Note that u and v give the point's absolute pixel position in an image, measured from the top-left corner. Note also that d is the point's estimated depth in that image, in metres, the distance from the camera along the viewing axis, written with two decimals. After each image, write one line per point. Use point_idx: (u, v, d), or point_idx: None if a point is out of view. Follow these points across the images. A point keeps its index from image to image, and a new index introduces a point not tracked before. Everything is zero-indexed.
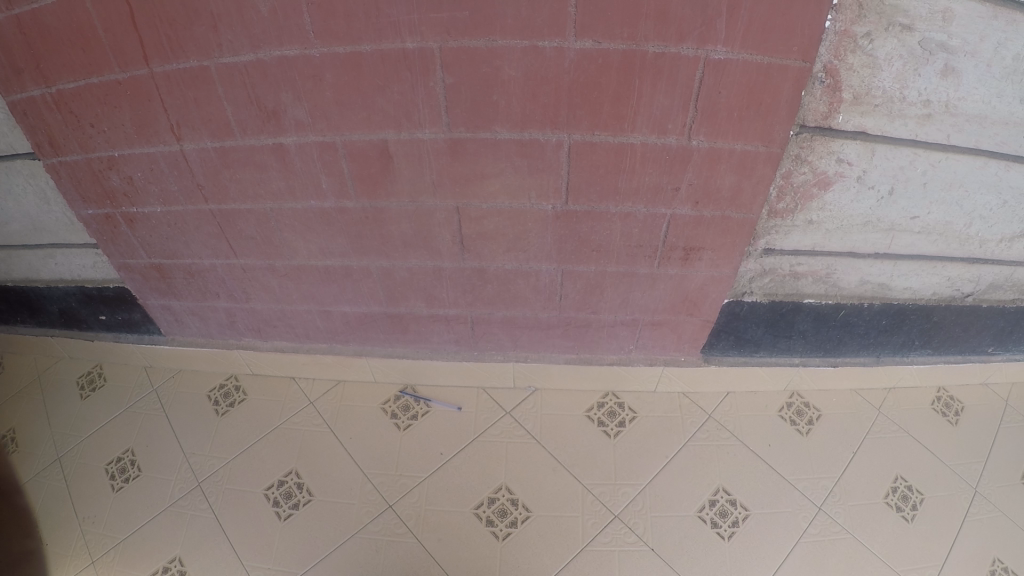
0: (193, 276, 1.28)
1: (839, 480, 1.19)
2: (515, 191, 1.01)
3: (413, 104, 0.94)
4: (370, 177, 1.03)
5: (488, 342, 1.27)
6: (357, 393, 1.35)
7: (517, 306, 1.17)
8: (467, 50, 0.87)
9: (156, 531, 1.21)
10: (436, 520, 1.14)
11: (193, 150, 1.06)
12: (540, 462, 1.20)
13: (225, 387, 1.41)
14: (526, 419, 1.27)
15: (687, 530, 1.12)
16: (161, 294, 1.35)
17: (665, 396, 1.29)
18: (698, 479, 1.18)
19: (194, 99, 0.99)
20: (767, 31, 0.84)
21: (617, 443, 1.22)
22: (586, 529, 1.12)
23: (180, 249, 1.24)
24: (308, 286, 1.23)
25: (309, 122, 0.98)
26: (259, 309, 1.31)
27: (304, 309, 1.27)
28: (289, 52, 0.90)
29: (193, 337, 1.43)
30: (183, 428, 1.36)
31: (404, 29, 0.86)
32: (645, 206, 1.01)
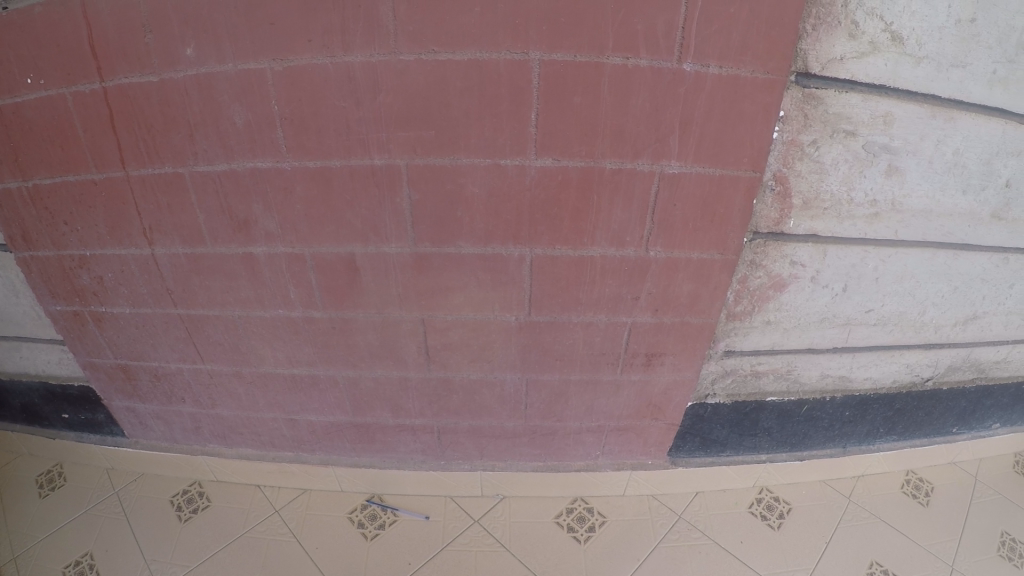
0: (159, 379, 1.27)
1: (813, 570, 1.18)
2: (478, 303, 1.02)
3: (380, 220, 0.96)
4: (337, 289, 1.04)
5: (455, 452, 1.26)
6: (323, 502, 1.33)
7: (483, 415, 1.17)
8: (432, 167, 0.91)
9: None
10: None
11: (164, 255, 1.07)
12: (509, 569, 1.17)
13: (189, 493, 1.39)
14: (497, 524, 1.26)
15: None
16: (126, 396, 1.33)
17: (634, 499, 1.29)
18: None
19: (167, 205, 1.01)
20: (718, 144, 0.89)
21: (588, 546, 1.21)
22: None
23: (148, 351, 1.23)
24: (275, 395, 1.22)
25: (279, 234, 1.00)
26: (226, 416, 1.29)
27: (270, 416, 1.26)
28: (261, 164, 0.93)
29: (158, 441, 1.42)
30: (144, 531, 1.31)
31: (374, 146, 0.90)
32: (606, 315, 1.02)
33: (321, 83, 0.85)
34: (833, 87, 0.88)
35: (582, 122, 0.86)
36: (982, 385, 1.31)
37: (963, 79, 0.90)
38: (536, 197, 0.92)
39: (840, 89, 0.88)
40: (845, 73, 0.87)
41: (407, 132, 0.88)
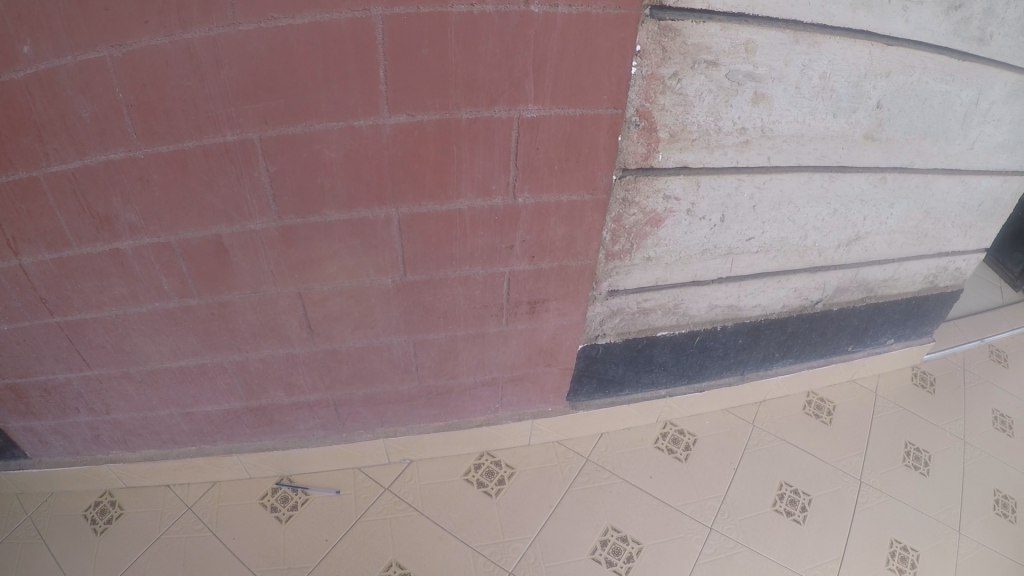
0: (51, 392, 1.21)
1: (724, 498, 1.22)
2: (352, 269, 1.00)
3: (241, 198, 0.93)
4: (210, 274, 1.01)
5: (355, 422, 1.24)
6: (234, 492, 1.32)
7: (373, 380, 1.16)
8: (286, 137, 0.88)
9: None
10: None
11: (32, 263, 1.00)
12: (428, 534, 1.18)
13: (102, 504, 1.34)
14: (409, 488, 1.26)
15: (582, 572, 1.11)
16: (21, 416, 1.25)
17: (541, 447, 1.31)
18: (585, 521, 1.18)
19: (27, 211, 0.94)
20: (575, 85, 0.88)
21: (500, 499, 1.23)
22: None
23: (34, 366, 1.16)
24: (167, 390, 1.19)
25: (142, 225, 0.96)
26: (122, 420, 1.25)
27: (166, 413, 1.23)
28: (114, 156, 0.88)
29: (62, 457, 1.33)
30: (64, 552, 1.26)
31: (224, 123, 0.86)
32: (482, 267, 1.02)
33: (164, 65, 0.80)
34: (690, 18, 0.87)
35: (434, 74, 0.84)
36: (872, 304, 1.36)
37: (824, 3, 0.91)
38: (394, 154, 0.90)
39: (697, 20, 0.87)
40: (700, 4, 0.86)
41: (256, 106, 0.84)
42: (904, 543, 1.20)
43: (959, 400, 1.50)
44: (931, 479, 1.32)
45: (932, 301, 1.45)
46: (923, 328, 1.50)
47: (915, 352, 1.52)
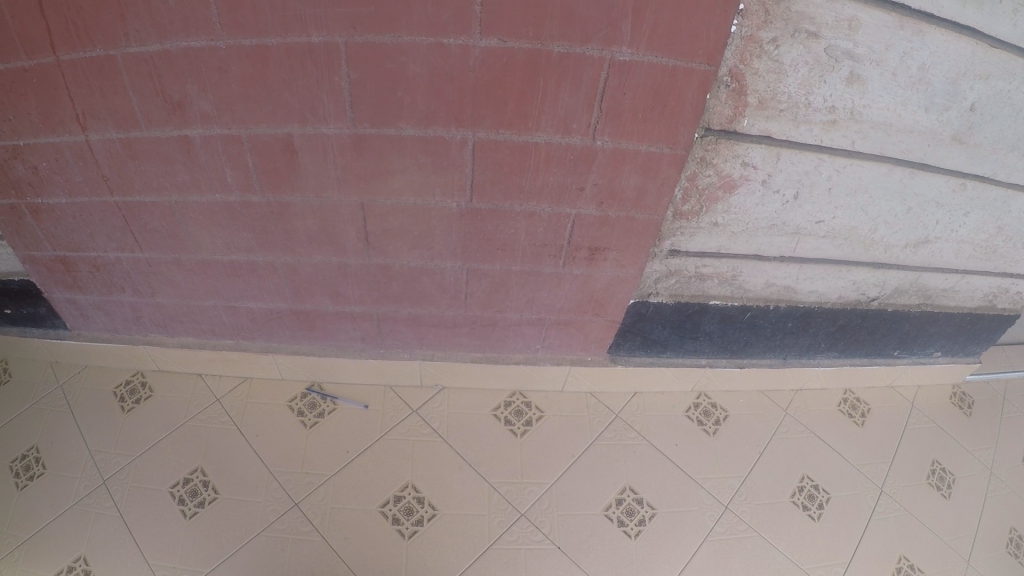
0: (99, 269, 1.23)
1: (746, 479, 1.21)
2: (419, 186, 1.00)
3: (318, 100, 0.92)
4: (275, 171, 1.02)
5: (395, 340, 1.28)
6: (262, 390, 1.36)
7: (419, 301, 1.18)
8: (372, 45, 0.86)
9: (61, 528, 1.18)
10: (342, 519, 1.18)
11: (98, 140, 1.02)
12: (443, 463, 1.23)
13: (131, 384, 1.36)
14: (436, 414, 1.31)
15: (593, 527, 1.15)
16: (67, 288, 1.27)
17: (572, 396, 1.32)
18: (602, 476, 1.20)
19: (101, 89, 0.95)
20: (673, 34, 0.84)
21: (525, 440, 1.26)
22: (493, 527, 1.15)
23: (86, 242, 1.19)
24: (214, 282, 1.22)
25: (214, 115, 0.96)
26: (165, 304, 1.27)
27: (210, 304, 1.26)
28: (195, 43, 0.87)
29: (99, 332, 1.34)
30: (89, 424, 1.30)
31: (310, 23, 0.84)
32: (550, 205, 1.01)
33: None
34: None
35: (529, 3, 0.80)
36: (927, 312, 1.31)
37: None
38: (477, 78, 0.88)
39: None
40: None
41: (344, 9, 0.82)
42: (912, 560, 1.18)
43: (993, 428, 1.46)
44: (951, 502, 1.29)
45: (987, 322, 1.40)
46: (972, 348, 1.45)
47: (960, 370, 1.49)
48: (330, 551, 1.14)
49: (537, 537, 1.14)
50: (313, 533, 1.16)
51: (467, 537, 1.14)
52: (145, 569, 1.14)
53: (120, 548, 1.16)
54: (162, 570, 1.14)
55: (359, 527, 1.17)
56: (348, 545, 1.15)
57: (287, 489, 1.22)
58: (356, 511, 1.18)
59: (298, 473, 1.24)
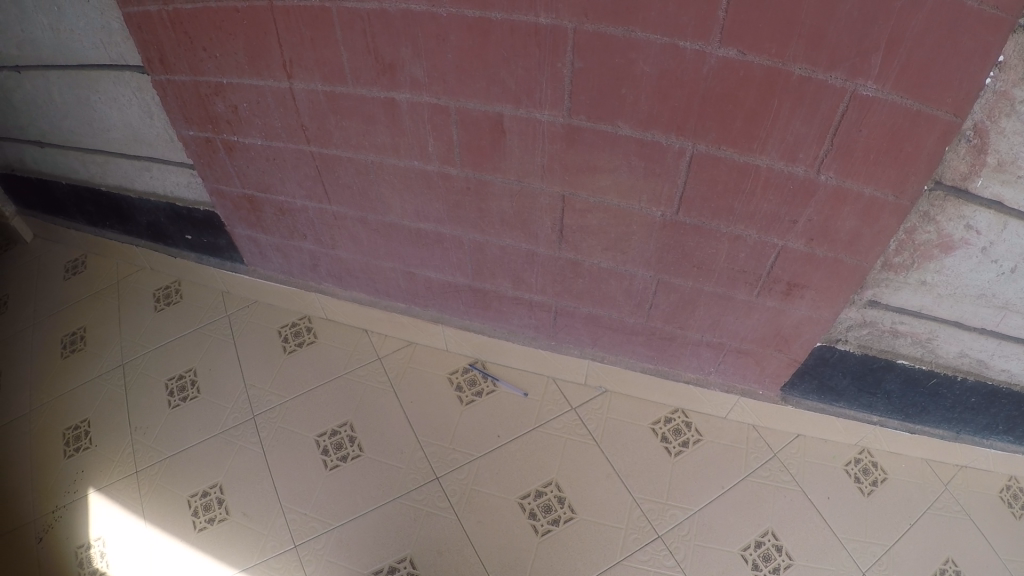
0: (284, 214, 1.29)
1: (889, 549, 1.12)
2: (626, 190, 1.01)
3: (536, 84, 0.93)
4: (479, 148, 1.04)
5: (568, 334, 1.30)
6: (424, 358, 1.39)
7: (600, 298, 1.21)
8: (603, 35, 0.85)
9: (202, 453, 1.27)
10: (480, 502, 1.22)
11: (302, 89, 1.06)
12: (586, 466, 1.25)
13: (296, 326, 1.41)
14: (597, 417, 1.30)
15: (727, 566, 1.13)
16: (250, 226, 1.34)
17: (735, 425, 1.27)
18: (745, 516, 1.17)
19: (312, 39, 0.98)
20: (924, 75, 0.78)
21: (677, 462, 1.24)
22: (626, 543, 1.17)
23: (276, 185, 1.24)
24: (397, 246, 1.27)
25: (425, 82, 0.98)
26: (345, 259, 1.33)
27: (388, 266, 1.32)
28: (416, 7, 0.89)
29: (273, 273, 1.40)
30: (248, 356, 1.38)
31: (542, 4, 0.84)
32: (757, 232, 1.00)
33: None
34: None
35: (778, 17, 0.77)
36: None
37: None
38: (698, 89, 0.86)
39: None
40: None
41: None
42: None
43: None
44: None
45: None
46: None
47: None
48: (463, 533, 1.19)
49: (668, 562, 1.14)
50: (447, 511, 1.21)
51: (598, 546, 1.17)
52: (278, 509, 1.22)
53: (255, 485, 1.24)
54: (295, 514, 1.22)
55: (496, 514, 1.21)
56: (480, 529, 1.20)
57: (432, 462, 1.27)
58: (495, 498, 1.23)
59: (445, 448, 1.28)
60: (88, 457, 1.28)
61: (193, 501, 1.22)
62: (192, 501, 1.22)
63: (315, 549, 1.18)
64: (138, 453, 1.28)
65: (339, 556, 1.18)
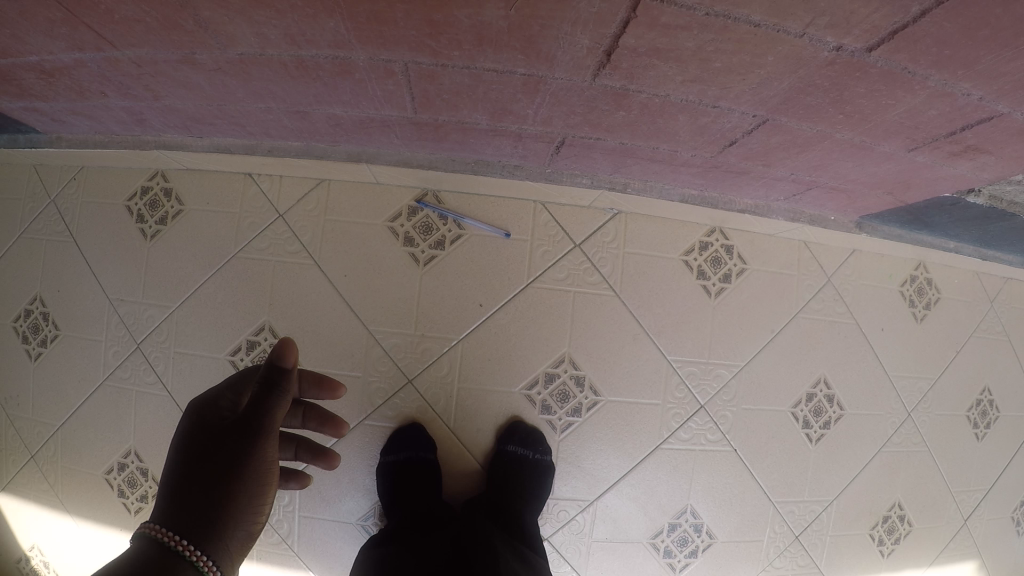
0: (52, 75, 0.72)
1: (934, 384, 1.14)
2: (761, 22, 0.46)
3: None
4: None
5: (575, 163, 0.78)
6: (346, 202, 0.94)
7: (642, 145, 0.71)
8: None
9: (97, 411, 1.04)
10: (474, 404, 0.94)
11: None
12: (603, 333, 0.96)
13: (150, 195, 1.03)
14: (615, 255, 0.96)
15: (778, 428, 1.05)
16: (15, 96, 0.83)
17: (785, 243, 1.06)
18: (802, 367, 1.07)
19: None
20: None
21: (718, 304, 1.02)
22: (666, 419, 0.99)
23: (11, 43, 0.64)
24: (264, 83, 0.64)
25: None
26: (181, 109, 0.78)
27: (258, 107, 0.71)
28: None
29: (86, 135, 0.97)
30: (99, 258, 1.04)
31: None
32: (986, 94, 0.57)
33: None
34: None
35: None
36: None
37: None
38: None
39: None
40: None
41: None
42: None
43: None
44: None
45: None
46: None
47: None
48: (460, 445, 0.95)
49: (712, 436, 1.02)
50: (439, 424, 0.94)
51: (631, 433, 0.98)
52: None
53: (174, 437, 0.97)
54: None
55: (499, 415, 0.94)
56: (481, 439, 0.95)
57: (397, 360, 0.93)
58: (496, 396, 0.94)
59: (413, 337, 0.93)
60: None
61: (113, 479, 1.04)
62: (112, 480, 1.04)
63: (283, 507, 0.95)
64: (25, 432, 1.07)
65: (315, 509, 0.95)
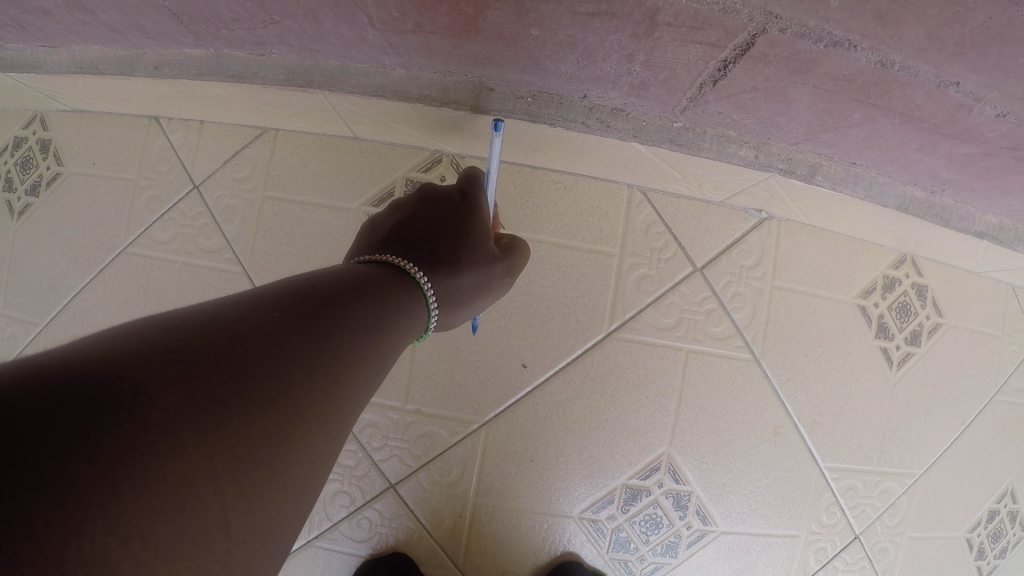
0: None
1: None
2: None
3: None
4: None
5: (741, 109, 0.37)
6: (300, 170, 0.58)
7: (921, 80, 0.31)
8: None
9: None
10: (499, 531, 0.56)
11: None
12: (725, 422, 0.57)
13: (22, 149, 0.68)
14: (756, 292, 0.57)
15: (945, 562, 0.64)
16: None
17: (997, 287, 0.64)
18: (988, 469, 0.65)
19: None
20: None
21: (901, 380, 0.62)
22: (806, 558, 0.60)
23: None
24: None
25: None
26: None
27: None
28: None
29: None
30: None
31: None
32: None
33: None
34: None
35: None
36: None
37: None
38: None
39: None
40: None
41: None
42: None
43: None
44: None
45: None
46: None
47: None
48: None
49: None
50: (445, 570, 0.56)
51: None
52: None
53: None
54: None
55: (540, 550, 0.57)
56: None
57: (372, 454, 0.56)
58: (540, 521, 0.56)
59: (402, 416, 0.56)
60: None
61: None
62: None
63: None
64: None
65: None
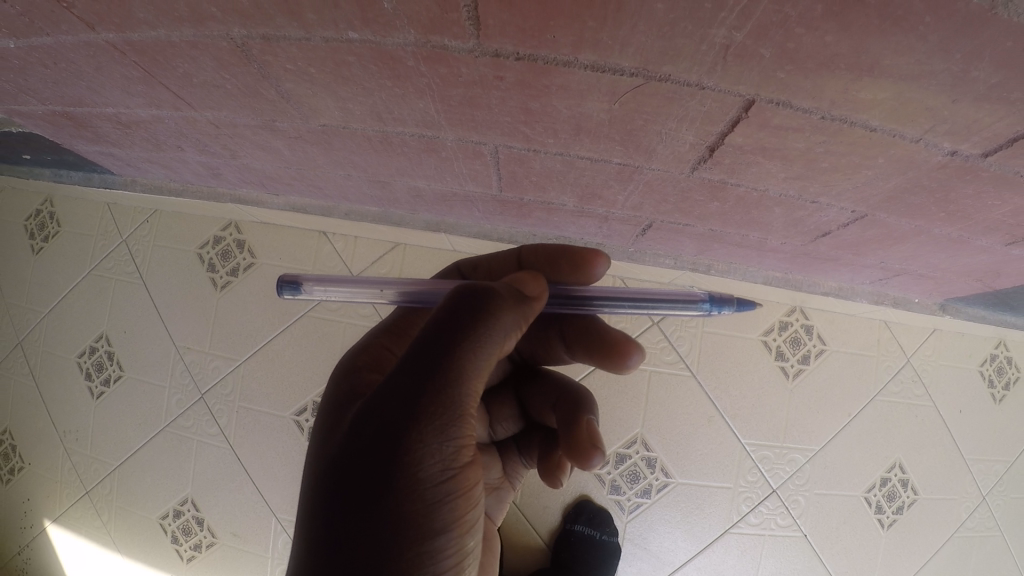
0: (130, 123, 0.80)
1: (1016, 464, 1.02)
2: (878, 127, 0.44)
3: None
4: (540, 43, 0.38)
5: (660, 241, 0.75)
6: (422, 268, 0.98)
7: (734, 234, 0.70)
8: None
9: (162, 452, 1.08)
10: (542, 480, 0.99)
11: None
12: (675, 413, 0.96)
13: (223, 245, 1.07)
14: (693, 334, 0.97)
15: (849, 513, 0.99)
16: (90, 140, 0.91)
17: (868, 322, 0.99)
18: (873, 450, 0.99)
19: None
20: None
21: (795, 388, 0.97)
22: (737, 505, 0.96)
23: (102, 97, 0.71)
24: (347, 156, 0.66)
25: None
26: (255, 167, 0.83)
27: (338, 174, 0.74)
28: None
29: (161, 181, 1.04)
30: (169, 301, 1.09)
31: None
32: None
33: None
34: None
35: None
36: None
37: None
38: None
39: None
40: None
41: None
42: None
43: None
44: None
45: None
46: None
47: None
48: (526, 523, 1.00)
49: (782, 522, 0.97)
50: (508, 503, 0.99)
51: (701, 518, 0.96)
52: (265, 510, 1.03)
53: (238, 487, 1.04)
54: None
55: (567, 493, 0.98)
56: (548, 516, 0.99)
57: None
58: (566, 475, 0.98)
59: None
60: (53, 486, 1.14)
61: (168, 524, 1.08)
62: (167, 525, 1.08)
63: None
64: (82, 469, 1.13)
65: None
